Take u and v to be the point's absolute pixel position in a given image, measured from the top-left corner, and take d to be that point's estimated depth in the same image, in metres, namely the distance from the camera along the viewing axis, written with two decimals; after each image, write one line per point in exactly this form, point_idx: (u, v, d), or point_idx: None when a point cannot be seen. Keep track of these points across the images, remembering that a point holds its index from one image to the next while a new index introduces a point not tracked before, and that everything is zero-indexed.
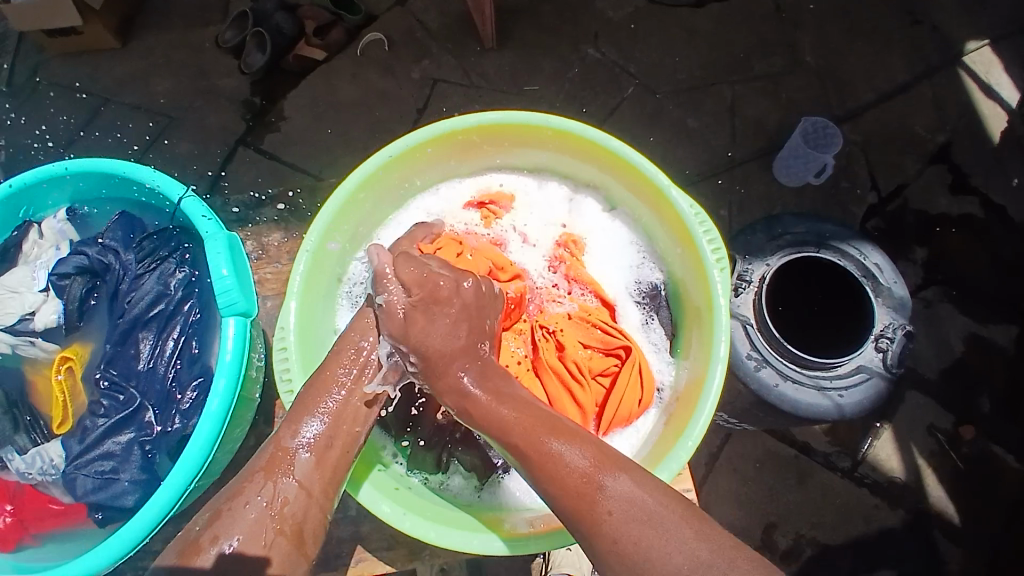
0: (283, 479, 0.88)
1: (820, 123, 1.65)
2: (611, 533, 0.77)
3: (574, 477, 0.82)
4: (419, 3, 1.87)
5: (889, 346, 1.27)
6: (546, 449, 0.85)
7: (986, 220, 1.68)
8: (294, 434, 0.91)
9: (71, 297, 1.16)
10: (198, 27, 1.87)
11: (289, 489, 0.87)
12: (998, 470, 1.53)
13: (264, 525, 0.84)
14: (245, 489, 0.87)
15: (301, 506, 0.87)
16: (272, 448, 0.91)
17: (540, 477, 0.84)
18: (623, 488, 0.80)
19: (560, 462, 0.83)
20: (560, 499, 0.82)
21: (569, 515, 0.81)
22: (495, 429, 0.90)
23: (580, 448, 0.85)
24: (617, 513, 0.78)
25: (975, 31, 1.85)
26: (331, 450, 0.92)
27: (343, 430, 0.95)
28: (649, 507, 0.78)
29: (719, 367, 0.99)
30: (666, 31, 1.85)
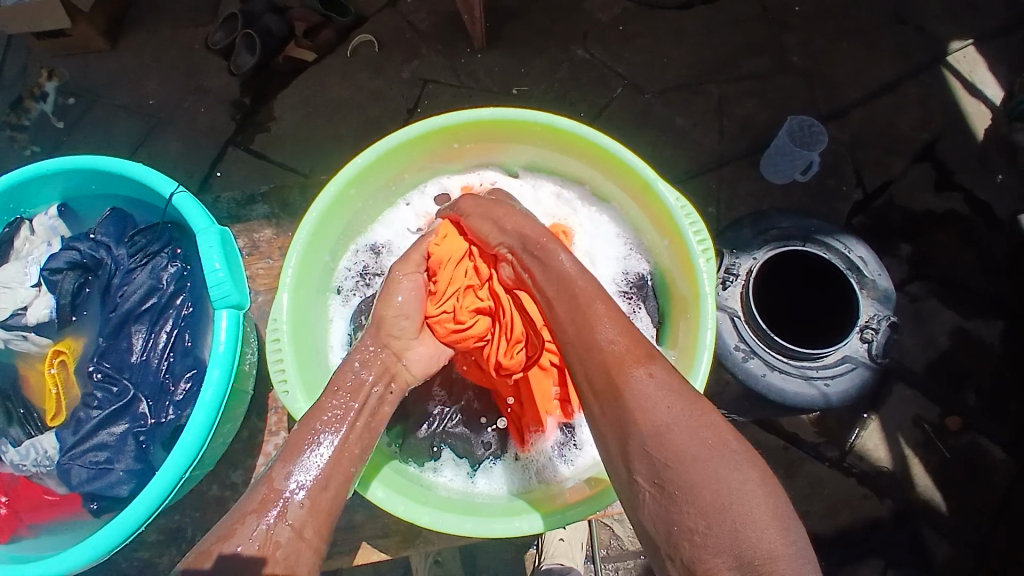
0: (280, 518, 0.78)
1: (806, 122, 1.66)
2: (644, 394, 0.74)
3: (614, 349, 0.79)
4: (410, 5, 1.88)
5: (874, 337, 1.31)
6: (597, 312, 0.83)
7: (970, 216, 1.71)
8: (289, 473, 0.82)
9: (64, 291, 1.15)
10: (188, 28, 1.88)
11: (283, 530, 0.77)
12: (984, 460, 1.55)
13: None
14: (235, 531, 0.76)
15: (298, 549, 0.78)
16: (264, 488, 0.81)
17: (578, 339, 0.82)
18: (657, 369, 0.77)
19: (606, 331, 0.81)
20: (596, 364, 0.79)
21: (600, 380, 0.79)
22: (555, 280, 0.89)
23: (627, 324, 0.82)
24: (654, 383, 0.75)
25: (958, 31, 1.89)
26: (328, 493, 0.83)
27: (340, 470, 0.86)
28: (683, 386, 0.76)
29: (705, 356, 1.00)
30: (654, 32, 1.87)
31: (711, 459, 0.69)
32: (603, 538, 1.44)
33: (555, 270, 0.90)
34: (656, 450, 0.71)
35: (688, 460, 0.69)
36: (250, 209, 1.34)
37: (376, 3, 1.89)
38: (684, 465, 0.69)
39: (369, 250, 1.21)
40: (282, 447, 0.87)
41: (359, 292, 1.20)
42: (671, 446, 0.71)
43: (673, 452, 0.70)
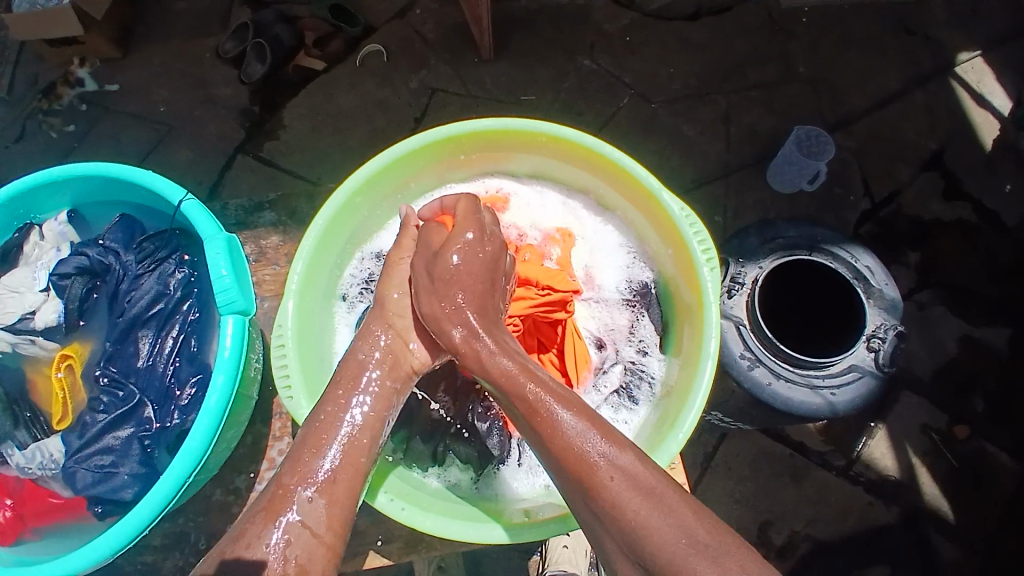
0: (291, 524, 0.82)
1: (813, 131, 1.68)
2: (611, 499, 0.78)
3: (575, 450, 0.82)
4: (418, 15, 1.90)
5: (881, 346, 1.29)
6: (547, 412, 0.85)
7: (978, 225, 1.70)
8: (299, 471, 0.86)
9: (71, 296, 1.17)
10: (199, 37, 1.90)
11: (294, 533, 0.81)
12: (993, 469, 1.54)
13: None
14: (246, 531, 0.82)
15: (311, 551, 0.81)
16: (275, 488, 0.85)
17: (541, 441, 0.85)
18: (623, 468, 0.80)
19: (561, 434, 0.83)
20: (560, 471, 0.83)
21: (570, 484, 0.82)
22: (498, 384, 0.91)
23: (583, 418, 0.84)
24: (618, 486, 0.79)
25: (965, 40, 1.88)
26: (337, 494, 0.86)
27: (351, 464, 0.89)
28: (649, 481, 0.79)
29: (709, 363, 1.00)
30: (660, 41, 1.88)
31: (685, 557, 0.73)
32: None
33: (494, 368, 0.92)
34: (635, 552, 0.76)
35: (666, 559, 0.74)
36: (257, 216, 1.35)
37: (384, 12, 1.90)
38: (664, 563, 0.74)
39: (375, 258, 1.21)
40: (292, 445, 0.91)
41: (365, 301, 1.19)
42: (649, 548, 0.75)
43: (652, 556, 0.75)
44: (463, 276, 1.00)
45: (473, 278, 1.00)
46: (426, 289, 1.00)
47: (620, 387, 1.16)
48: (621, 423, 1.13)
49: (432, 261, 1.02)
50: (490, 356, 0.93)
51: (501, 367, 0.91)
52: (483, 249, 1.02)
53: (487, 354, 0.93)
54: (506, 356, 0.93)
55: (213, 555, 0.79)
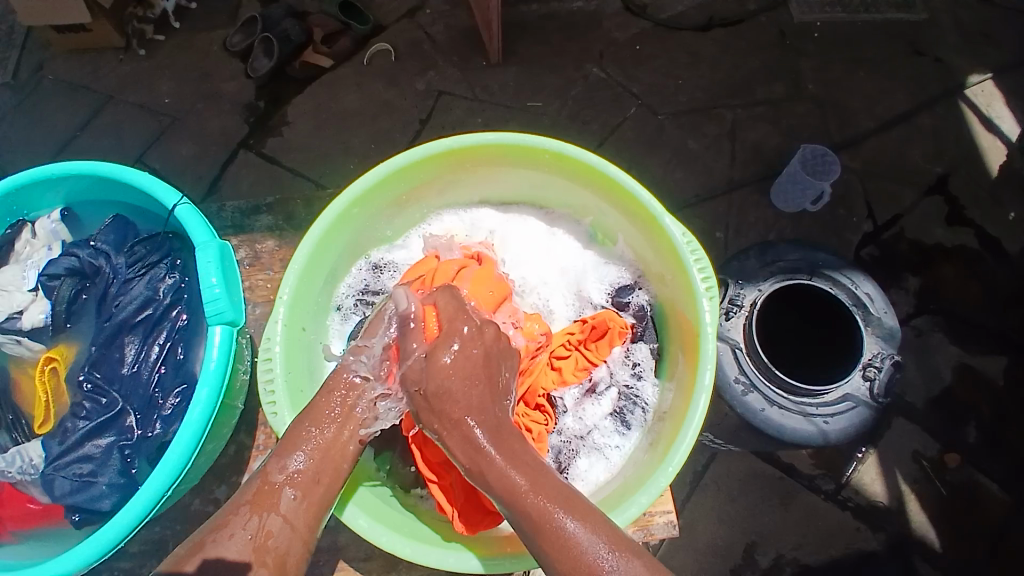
0: (269, 509, 0.83)
1: (819, 152, 1.67)
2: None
3: (579, 555, 0.75)
4: (427, 16, 1.89)
5: (876, 375, 1.29)
6: (550, 522, 0.78)
7: (980, 253, 1.69)
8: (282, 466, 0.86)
9: (60, 298, 1.16)
10: (206, 30, 1.89)
11: (275, 521, 0.83)
12: (985, 502, 1.51)
13: (246, 559, 0.79)
14: (228, 522, 0.82)
15: (288, 539, 0.83)
16: (259, 481, 0.85)
17: (541, 549, 0.78)
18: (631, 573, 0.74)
19: (569, 548, 0.76)
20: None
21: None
22: (500, 492, 0.83)
23: (592, 527, 0.78)
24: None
25: (976, 64, 1.87)
26: (318, 486, 0.87)
27: (331, 463, 0.89)
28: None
29: (703, 396, 0.98)
30: (669, 52, 1.87)
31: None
32: None
33: (498, 474, 0.84)
34: None
35: None
36: (254, 219, 1.34)
37: (393, 12, 1.90)
38: None
39: (372, 269, 1.22)
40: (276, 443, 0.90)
41: (359, 313, 1.20)
42: None
43: None
44: (448, 375, 0.91)
45: (471, 386, 0.91)
46: (428, 372, 0.92)
47: (614, 410, 1.15)
48: (612, 447, 1.12)
49: (428, 357, 0.93)
50: (493, 463, 0.85)
51: (506, 475, 0.83)
52: (476, 346, 0.94)
53: (486, 459, 0.85)
54: (515, 466, 0.84)
55: (193, 543, 0.80)
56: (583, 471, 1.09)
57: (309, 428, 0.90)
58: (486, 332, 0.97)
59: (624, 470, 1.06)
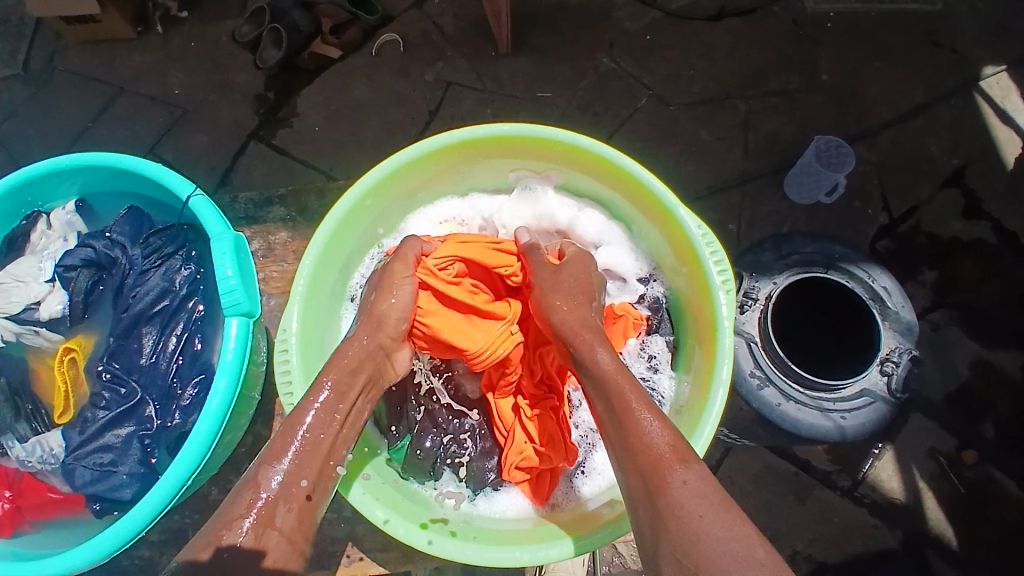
0: (265, 523, 0.77)
1: (835, 142, 1.64)
2: (677, 499, 0.77)
3: (655, 445, 0.83)
4: (437, 6, 1.88)
5: (894, 371, 1.28)
6: (633, 410, 0.87)
7: (997, 246, 1.67)
8: (270, 472, 0.81)
9: (77, 289, 1.15)
10: (216, 20, 1.89)
11: (271, 535, 0.77)
12: (1001, 497, 1.50)
13: (242, 571, 0.73)
14: (220, 539, 0.75)
15: (285, 552, 0.77)
16: (248, 491, 0.80)
17: (623, 435, 0.85)
18: (695, 473, 0.80)
19: (643, 435, 0.84)
20: (632, 464, 0.83)
21: (637, 481, 0.82)
22: (598, 377, 0.93)
23: (667, 427, 0.86)
24: (688, 488, 0.78)
25: (992, 54, 1.85)
26: (312, 496, 0.83)
27: (321, 467, 0.85)
28: (718, 496, 0.78)
29: (720, 390, 0.98)
30: (682, 42, 1.85)
31: (741, 573, 0.70)
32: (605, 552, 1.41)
33: (598, 367, 0.94)
34: (686, 559, 0.73)
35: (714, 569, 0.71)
36: (267, 211, 1.33)
37: (403, 2, 1.89)
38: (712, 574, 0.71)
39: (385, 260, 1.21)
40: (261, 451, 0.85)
41: None
42: (696, 557, 0.73)
43: (705, 556, 0.73)
44: (559, 290, 1.04)
45: (577, 295, 1.03)
46: (549, 290, 1.04)
47: None
48: None
49: (548, 273, 1.06)
50: (596, 358, 0.95)
51: (604, 369, 0.93)
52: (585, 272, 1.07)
53: (591, 354, 0.96)
54: (610, 359, 0.95)
55: (184, 555, 0.74)
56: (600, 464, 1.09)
57: (301, 430, 0.87)
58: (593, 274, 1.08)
59: None
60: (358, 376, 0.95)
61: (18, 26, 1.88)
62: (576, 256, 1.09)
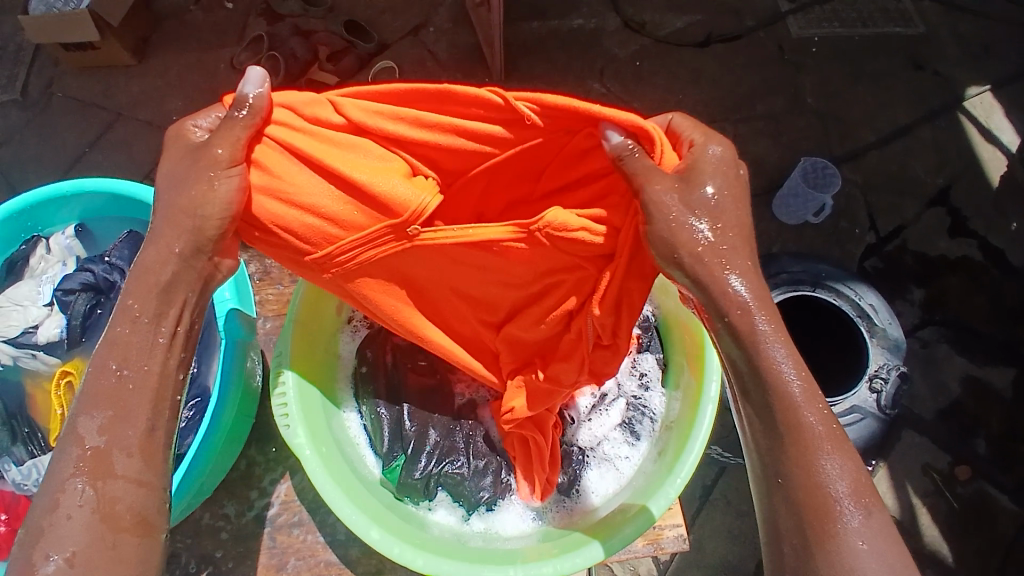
0: (104, 476, 0.74)
1: (821, 164, 1.68)
2: (849, 559, 0.69)
3: (827, 489, 0.72)
4: (431, 34, 1.93)
5: (882, 387, 1.29)
6: (809, 440, 0.73)
7: (983, 263, 1.70)
8: (90, 421, 0.76)
9: (75, 313, 1.16)
10: (214, 49, 1.93)
11: (115, 485, 0.74)
12: (995, 513, 1.51)
13: (88, 527, 0.72)
14: (60, 501, 0.73)
15: (137, 495, 0.75)
16: (73, 446, 0.75)
17: (792, 466, 0.73)
18: (872, 531, 0.71)
19: (819, 476, 0.72)
20: (799, 503, 0.72)
21: (799, 521, 0.72)
22: (767, 379, 0.74)
23: (849, 465, 0.73)
24: (864, 552, 0.69)
25: (974, 77, 1.90)
26: (151, 432, 0.78)
27: (149, 398, 0.78)
28: (895, 557, 0.70)
29: (709, 408, 1.00)
30: (670, 67, 1.90)
31: None
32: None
33: (768, 365, 0.74)
34: None
35: None
36: None
37: (398, 31, 1.94)
38: None
39: None
40: (77, 396, 0.78)
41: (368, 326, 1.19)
42: None
43: None
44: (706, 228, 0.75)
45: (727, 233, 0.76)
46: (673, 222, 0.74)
47: (622, 420, 1.15)
48: (623, 458, 1.11)
49: (676, 187, 0.75)
50: (769, 352, 0.74)
51: (782, 375, 0.74)
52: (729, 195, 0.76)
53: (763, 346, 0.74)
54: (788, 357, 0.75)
55: (29, 529, 0.72)
56: (593, 482, 1.10)
57: (115, 367, 0.78)
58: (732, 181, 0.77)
59: (634, 481, 1.06)
60: (170, 302, 0.81)
61: (17, 53, 1.92)
62: (715, 166, 0.77)
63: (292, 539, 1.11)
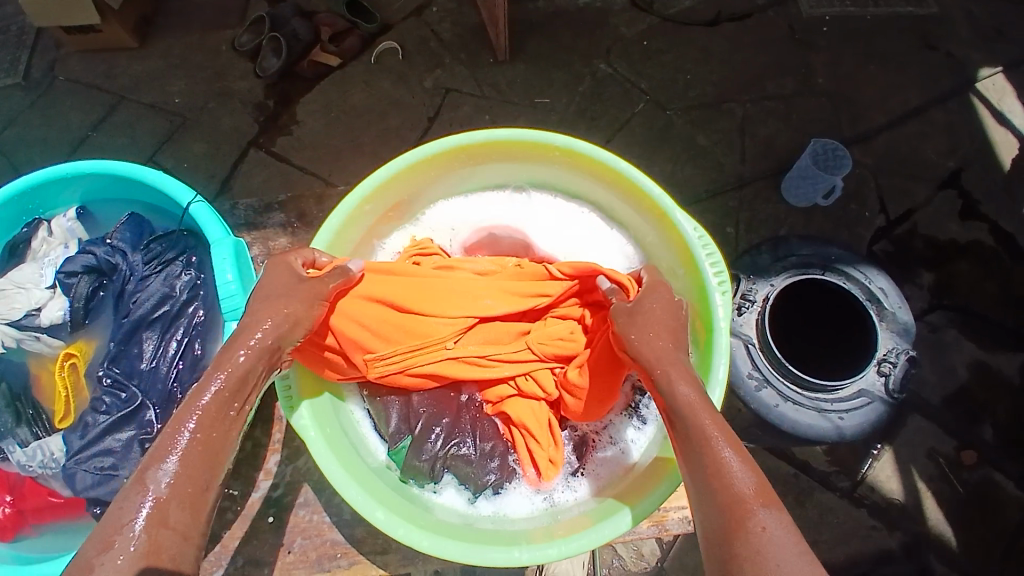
0: (157, 523, 0.71)
1: (830, 145, 1.65)
2: (755, 546, 0.67)
3: (735, 484, 0.73)
4: (435, 14, 1.90)
5: (891, 371, 1.29)
6: (712, 444, 0.78)
7: (994, 248, 1.68)
8: (158, 465, 0.74)
9: (78, 295, 1.16)
10: (216, 30, 1.90)
11: (166, 534, 0.70)
12: (1000, 499, 1.51)
13: (135, 574, 0.67)
14: (109, 542, 0.68)
15: (181, 548, 0.71)
16: (133, 485, 0.73)
17: (699, 472, 0.76)
18: (781, 520, 0.69)
19: (723, 472, 0.75)
20: (709, 503, 0.73)
21: (711, 521, 0.72)
22: (675, 410, 0.83)
23: (754, 470, 0.75)
24: (771, 534, 0.68)
25: (987, 57, 1.86)
26: (207, 492, 0.76)
27: (211, 458, 0.78)
28: (803, 549, 0.66)
29: (717, 391, 0.98)
30: (678, 47, 1.87)
31: None
32: (605, 558, 1.44)
33: (676, 399, 0.84)
34: None
35: None
36: (265, 217, 1.33)
37: (402, 11, 1.91)
38: None
39: None
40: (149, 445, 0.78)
41: None
42: None
43: None
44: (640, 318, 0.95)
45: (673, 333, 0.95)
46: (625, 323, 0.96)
47: (630, 404, 1.14)
48: (630, 442, 1.11)
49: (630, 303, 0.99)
50: (676, 386, 0.86)
51: (682, 398, 0.83)
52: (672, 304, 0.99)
53: (672, 385, 0.86)
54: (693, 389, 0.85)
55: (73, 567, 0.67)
56: (600, 465, 1.09)
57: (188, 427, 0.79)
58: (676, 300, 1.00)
59: (640, 464, 1.06)
60: (243, 386, 0.85)
61: (19, 35, 1.91)
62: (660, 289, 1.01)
63: (297, 519, 1.12)
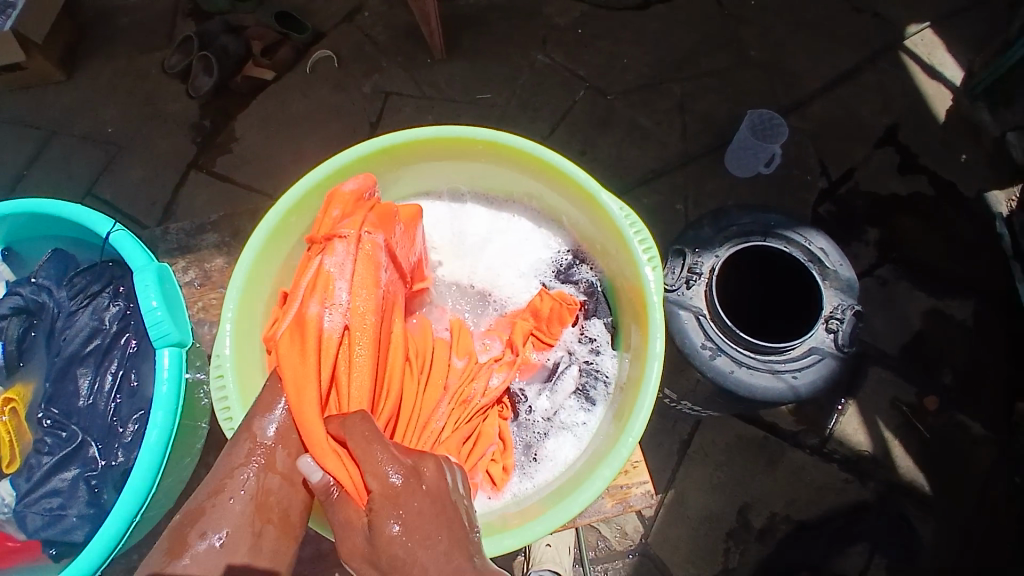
0: (267, 472, 0.90)
1: (767, 114, 1.68)
2: None
3: None
4: (367, 18, 1.88)
5: (839, 326, 1.31)
6: None
7: (936, 197, 1.72)
8: (264, 422, 0.92)
9: (10, 337, 1.15)
10: (145, 54, 1.86)
11: (273, 481, 0.90)
12: (966, 440, 1.55)
13: (252, 516, 0.87)
14: (224, 486, 0.89)
15: (288, 495, 0.90)
16: (247, 434, 0.92)
17: None
18: None
19: None
20: None
21: None
22: None
23: None
24: None
25: (913, 13, 1.91)
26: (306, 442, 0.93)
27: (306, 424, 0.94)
28: None
29: (656, 365, 0.99)
30: (612, 30, 1.88)
31: None
32: (590, 541, 1.47)
33: None
34: None
35: None
36: (198, 239, 1.31)
37: (333, 18, 1.88)
38: None
39: None
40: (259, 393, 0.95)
41: None
42: None
43: None
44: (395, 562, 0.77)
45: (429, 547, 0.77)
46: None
47: (577, 388, 1.15)
48: (581, 425, 1.12)
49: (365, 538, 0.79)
50: None
51: None
52: (408, 501, 0.80)
53: None
54: None
55: (193, 509, 0.88)
56: (553, 452, 1.09)
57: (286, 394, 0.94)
58: (404, 490, 0.80)
59: (591, 445, 1.06)
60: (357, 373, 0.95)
61: None
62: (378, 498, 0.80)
63: None
